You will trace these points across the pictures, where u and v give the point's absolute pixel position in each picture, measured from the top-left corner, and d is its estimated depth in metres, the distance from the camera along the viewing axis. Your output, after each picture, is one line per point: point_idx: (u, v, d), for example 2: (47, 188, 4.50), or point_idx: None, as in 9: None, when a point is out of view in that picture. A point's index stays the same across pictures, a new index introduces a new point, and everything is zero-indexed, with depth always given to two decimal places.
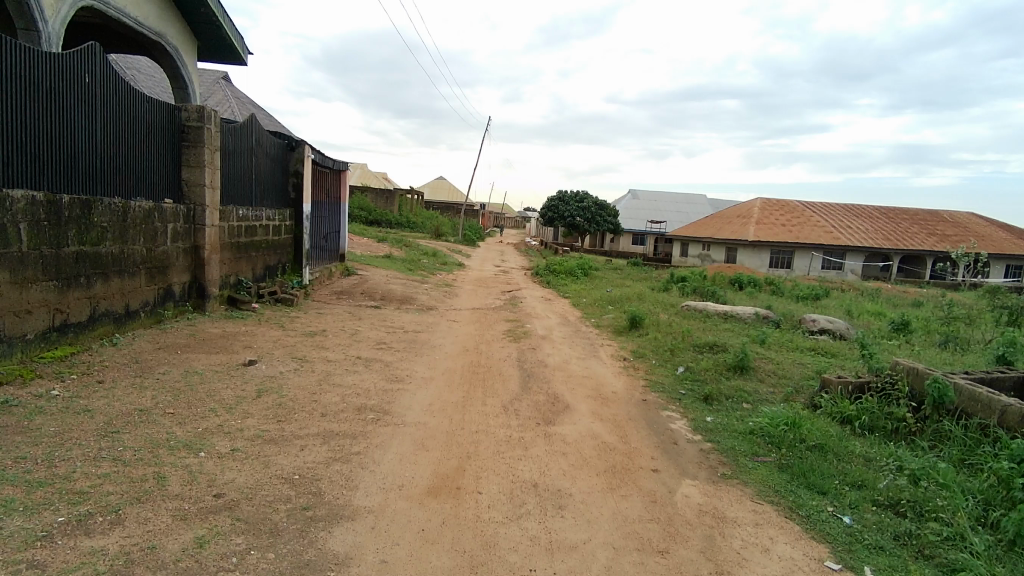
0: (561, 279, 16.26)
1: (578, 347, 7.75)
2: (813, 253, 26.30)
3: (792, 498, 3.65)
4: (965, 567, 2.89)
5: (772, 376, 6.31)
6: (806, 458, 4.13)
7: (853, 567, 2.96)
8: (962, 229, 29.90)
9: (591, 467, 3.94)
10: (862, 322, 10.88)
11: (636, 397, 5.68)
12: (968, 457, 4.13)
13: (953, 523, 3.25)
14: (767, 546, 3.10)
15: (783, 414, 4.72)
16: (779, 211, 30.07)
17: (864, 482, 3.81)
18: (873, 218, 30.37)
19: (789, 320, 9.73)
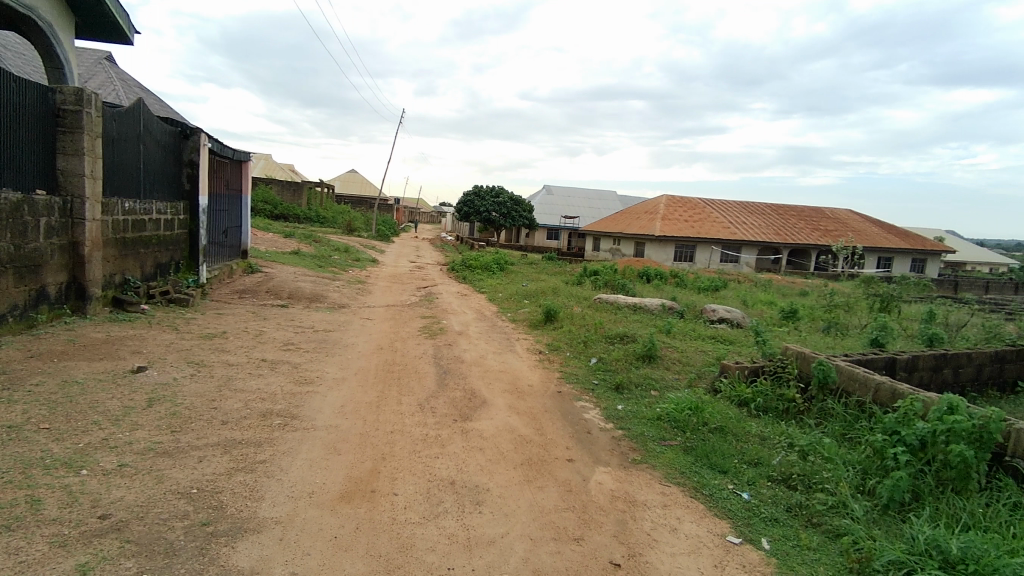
0: (478, 274, 16.28)
1: (494, 341, 7.80)
2: (713, 247, 28.05)
3: (696, 478, 3.86)
4: (847, 532, 3.18)
5: (676, 364, 6.65)
6: (708, 440, 4.38)
7: (751, 539, 3.18)
8: (840, 224, 32.89)
9: (508, 461, 3.97)
10: (756, 311, 11.74)
11: (551, 390, 5.78)
12: (848, 432, 4.56)
13: (837, 492, 3.56)
14: (674, 526, 3.26)
15: (687, 399, 4.97)
16: (682, 207, 31.76)
17: (760, 460, 4.10)
18: (765, 214, 32.73)
19: (692, 311, 10.30)
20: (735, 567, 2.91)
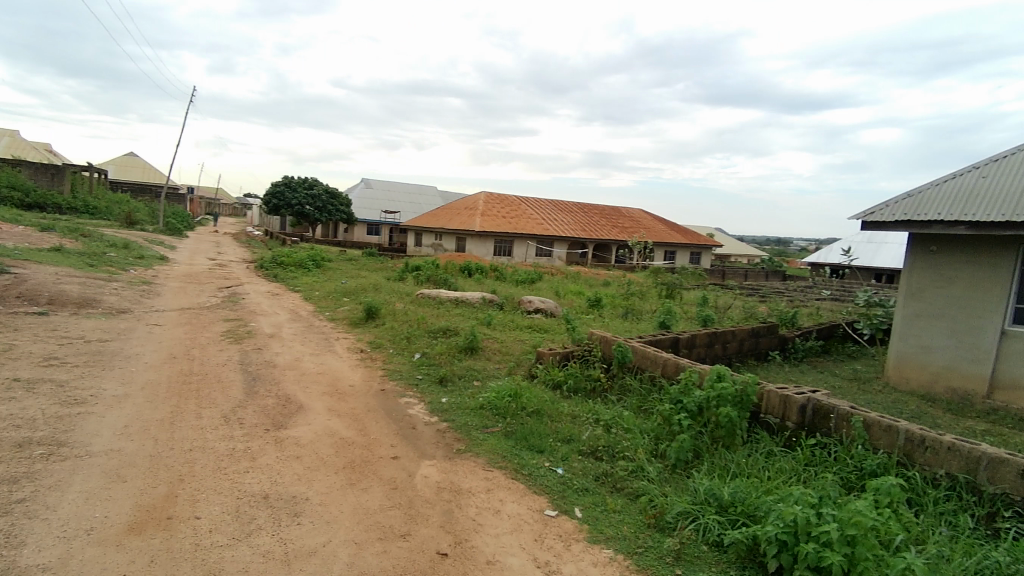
0: (291, 272, 15.22)
1: (311, 342, 7.37)
2: (528, 243, 29.67)
3: (516, 460, 4.07)
4: (644, 492, 3.61)
5: (497, 354, 6.93)
6: (526, 423, 4.65)
7: (566, 510, 3.45)
8: (635, 222, 37.02)
9: (329, 466, 3.79)
10: (567, 301, 12.71)
11: (373, 388, 5.63)
12: (643, 404, 5.17)
13: (635, 458, 4.02)
14: (498, 508, 3.41)
15: (507, 386, 5.21)
16: (499, 204, 33.08)
17: (572, 437, 4.45)
18: (573, 211, 35.52)
19: (511, 303, 10.80)
20: (553, 538, 3.14)
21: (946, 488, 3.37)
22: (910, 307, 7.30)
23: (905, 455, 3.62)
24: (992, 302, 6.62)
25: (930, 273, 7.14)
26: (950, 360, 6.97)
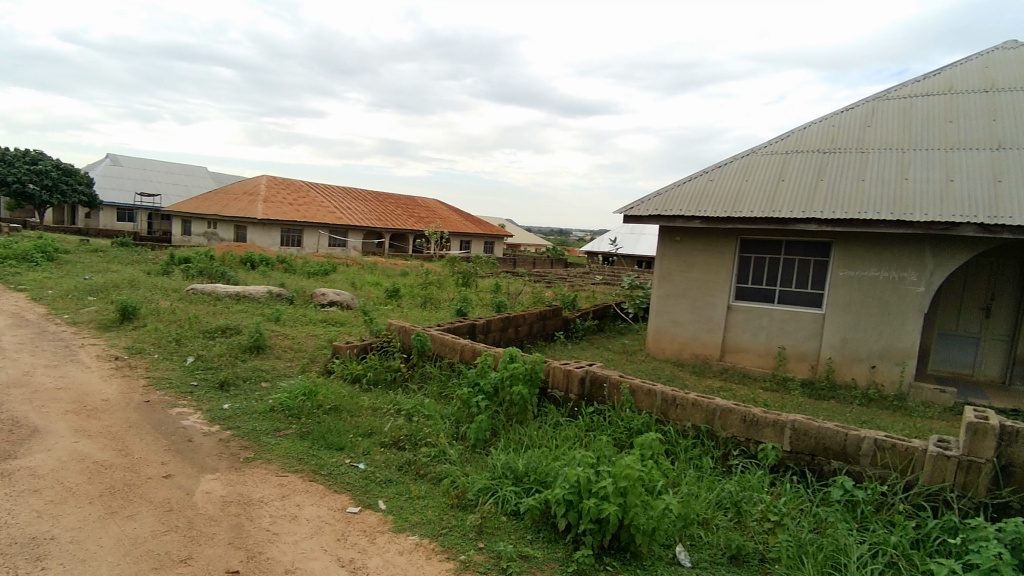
0: (9, 267, 12.26)
1: (43, 352, 6.05)
2: (320, 232, 28.11)
3: (314, 461, 3.87)
4: (447, 474, 3.71)
5: (287, 351, 6.47)
6: (323, 422, 4.44)
7: (369, 504, 3.39)
8: (430, 212, 37.44)
9: (79, 497, 3.18)
10: (363, 292, 12.39)
11: (135, 400, 4.85)
12: (443, 390, 5.28)
13: (437, 443, 4.11)
14: (295, 514, 3.21)
15: (300, 385, 4.91)
16: (285, 190, 30.75)
17: (373, 430, 4.38)
18: (367, 200, 34.59)
19: (301, 296, 10.15)
20: (357, 535, 3.06)
21: (693, 437, 4.07)
22: (663, 289, 8.57)
23: (662, 413, 4.28)
24: (720, 282, 8.15)
25: (676, 259, 8.45)
26: (693, 331, 8.38)
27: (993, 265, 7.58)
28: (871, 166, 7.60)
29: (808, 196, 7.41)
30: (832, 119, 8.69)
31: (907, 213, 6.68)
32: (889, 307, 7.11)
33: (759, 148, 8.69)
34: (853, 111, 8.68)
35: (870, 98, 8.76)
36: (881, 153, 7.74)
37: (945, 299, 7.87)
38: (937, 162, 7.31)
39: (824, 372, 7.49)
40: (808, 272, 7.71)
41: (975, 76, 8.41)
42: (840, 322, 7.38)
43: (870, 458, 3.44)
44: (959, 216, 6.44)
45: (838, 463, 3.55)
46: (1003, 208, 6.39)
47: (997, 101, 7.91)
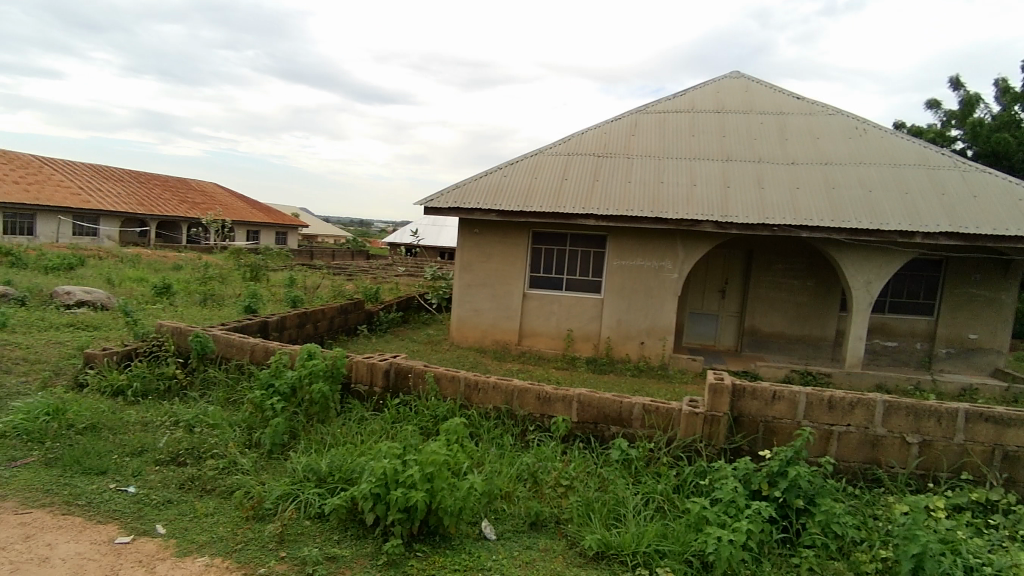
0: None
1: None
2: (59, 219, 23.24)
3: (67, 491, 3.25)
4: (240, 485, 3.40)
5: (19, 365, 5.28)
6: (77, 444, 3.74)
7: (146, 530, 2.96)
8: (209, 198, 33.41)
9: None
10: (124, 289, 10.61)
11: None
12: (231, 394, 4.80)
13: (227, 454, 3.74)
14: (46, 556, 2.67)
15: (41, 404, 4.06)
16: (7, 165, 24.79)
17: (144, 447, 3.81)
18: (125, 182, 29.55)
19: (36, 296, 8.33)
20: (131, 567, 2.66)
21: (494, 418, 4.31)
22: (463, 279, 8.83)
23: (465, 398, 4.46)
24: (515, 272, 8.69)
25: (475, 251, 8.77)
26: (492, 319, 8.81)
27: (724, 255, 9.31)
28: (635, 170, 8.76)
29: (586, 194, 8.27)
30: (604, 126, 9.80)
31: (663, 212, 7.86)
32: (653, 291, 8.30)
33: (545, 148, 9.44)
34: (620, 121, 9.91)
35: (633, 110, 10.08)
36: (642, 159, 8.97)
37: (693, 283, 9.44)
38: (683, 170, 8.72)
39: (604, 349, 8.46)
40: (589, 262, 8.63)
41: (709, 99, 10.20)
42: (616, 305, 8.40)
43: (640, 420, 3.99)
44: (699, 215, 7.77)
45: (617, 428, 4.05)
46: (729, 209, 7.88)
47: (724, 121, 9.70)
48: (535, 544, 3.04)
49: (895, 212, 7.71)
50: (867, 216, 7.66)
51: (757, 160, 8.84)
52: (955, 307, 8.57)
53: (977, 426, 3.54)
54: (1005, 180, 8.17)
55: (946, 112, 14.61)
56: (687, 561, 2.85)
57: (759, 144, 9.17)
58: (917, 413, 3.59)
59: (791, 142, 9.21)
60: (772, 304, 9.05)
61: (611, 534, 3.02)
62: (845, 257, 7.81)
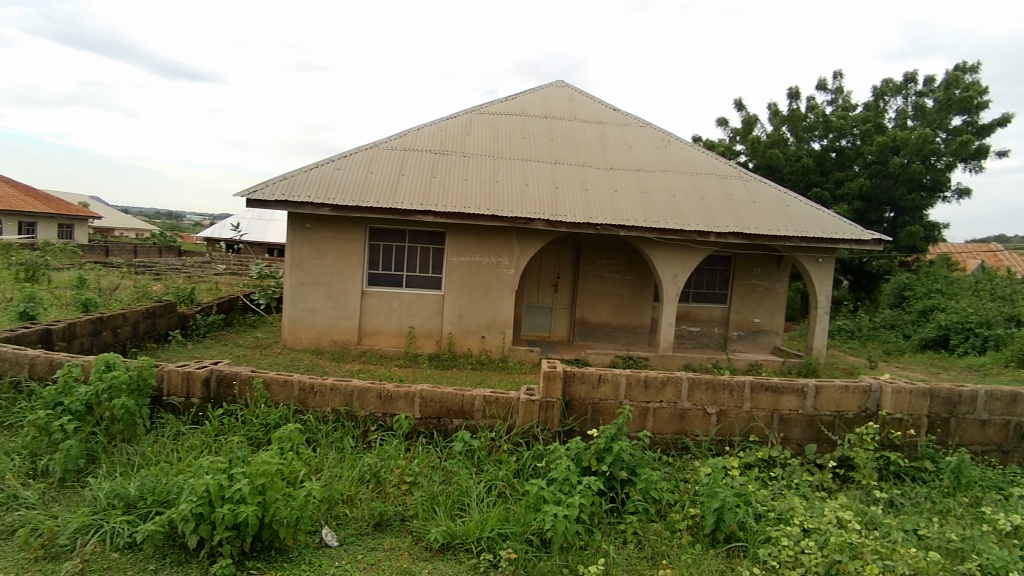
0: None
1: None
2: None
3: None
4: (25, 523, 2.88)
5: None
6: None
7: None
8: None
9: None
10: None
11: None
12: (6, 418, 4.01)
13: (4, 489, 3.14)
14: None
15: None
16: None
17: None
18: None
19: None
20: None
21: (333, 421, 4.15)
22: (295, 277, 8.31)
23: (300, 403, 4.22)
24: (352, 269, 8.41)
25: (306, 247, 8.30)
26: (329, 319, 8.42)
27: (556, 251, 9.93)
28: (471, 168, 8.96)
29: (423, 190, 8.27)
30: (440, 123, 9.87)
31: (498, 210, 8.14)
32: (491, 287, 8.57)
33: (380, 142, 9.24)
34: (455, 119, 10.04)
35: (468, 109, 10.28)
36: (477, 158, 9.20)
37: (529, 278, 9.93)
38: (516, 169, 9.12)
39: (447, 345, 8.55)
40: (429, 258, 8.64)
41: (538, 104, 10.77)
42: (457, 301, 8.53)
43: (482, 411, 4.12)
44: (532, 214, 8.19)
45: (460, 421, 4.13)
46: (558, 209, 8.42)
47: (552, 126, 10.33)
48: (379, 545, 3.00)
49: (694, 214, 8.85)
50: (673, 217, 8.68)
51: (582, 164, 9.56)
52: (743, 296, 10.08)
53: (760, 395, 4.19)
54: (774, 189, 9.80)
55: (733, 129, 17.07)
56: (528, 540, 3.02)
57: (583, 149, 9.93)
58: (714, 386, 4.17)
59: (610, 149, 10.10)
60: (599, 296, 9.85)
61: (456, 524, 3.09)
62: (657, 253, 8.77)
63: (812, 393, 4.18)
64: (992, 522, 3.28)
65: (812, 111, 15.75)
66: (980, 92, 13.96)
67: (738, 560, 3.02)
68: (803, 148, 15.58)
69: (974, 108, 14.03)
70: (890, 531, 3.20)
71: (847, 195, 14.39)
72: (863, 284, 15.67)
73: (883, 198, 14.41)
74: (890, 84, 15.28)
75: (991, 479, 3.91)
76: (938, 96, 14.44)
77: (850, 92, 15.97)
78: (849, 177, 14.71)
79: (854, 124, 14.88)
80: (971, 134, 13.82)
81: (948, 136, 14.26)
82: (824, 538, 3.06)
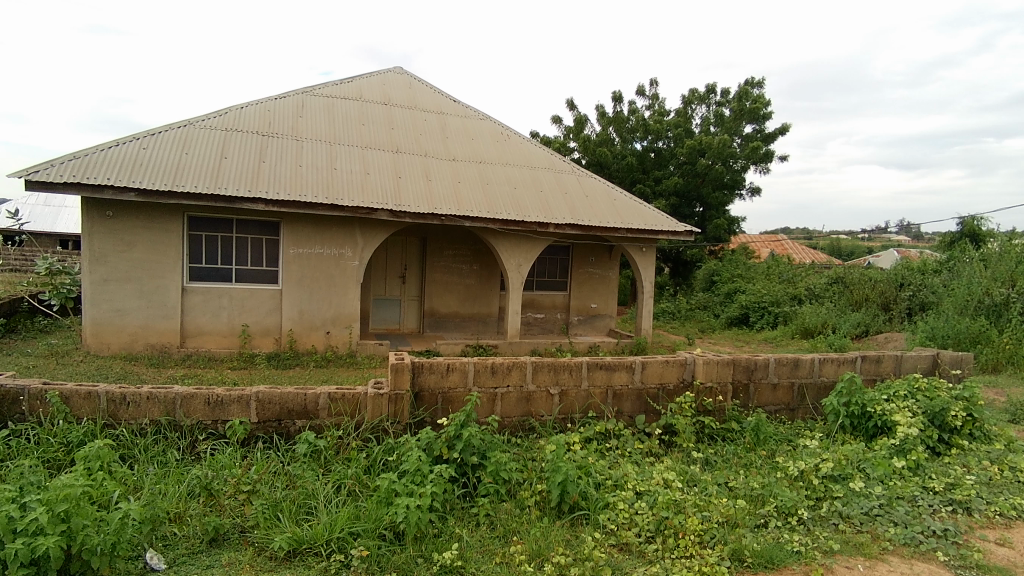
0: None
1: None
2: None
3: None
4: None
5: None
6: None
7: None
8: None
9: None
10: None
11: None
12: None
13: None
14: None
15: None
16: None
17: None
18: None
19: None
20: None
21: (152, 433, 3.70)
22: (97, 273, 7.22)
23: (110, 416, 3.70)
24: (171, 263, 7.52)
25: (111, 238, 7.25)
26: (144, 319, 7.46)
27: (402, 242, 9.78)
28: (305, 154, 8.46)
29: (252, 177, 7.64)
30: (268, 103, 9.17)
31: (338, 199, 7.80)
32: (335, 280, 8.20)
33: (197, 121, 8.34)
34: (285, 100, 9.40)
35: (299, 91, 9.67)
36: (312, 143, 8.71)
37: (375, 270, 9.68)
38: (355, 157, 8.81)
39: (287, 343, 8.03)
40: (263, 250, 8.02)
41: (376, 90, 10.47)
42: (296, 296, 8.03)
43: (327, 409, 3.94)
44: (374, 204, 7.97)
45: (303, 421, 3.92)
46: (402, 199, 8.30)
47: (391, 114, 10.11)
48: (216, 562, 2.76)
49: (533, 206, 9.27)
50: (514, 209, 9.01)
51: (423, 154, 9.51)
52: (581, 283, 10.80)
53: (596, 373, 4.54)
54: (603, 184, 10.61)
55: (567, 127, 18.08)
56: (381, 535, 2.97)
57: (423, 138, 9.88)
58: (555, 368, 4.43)
59: (451, 139, 10.17)
60: (447, 287, 9.90)
61: (303, 529, 2.94)
62: (501, 244, 9.04)
63: (639, 368, 4.63)
64: (782, 469, 3.91)
65: (633, 114, 17.23)
66: (764, 105, 16.35)
67: (581, 527, 3.26)
68: (627, 148, 17.02)
69: (760, 118, 16.40)
70: (706, 485, 3.67)
71: (665, 191, 16.04)
72: (681, 271, 17.64)
73: (694, 195, 16.30)
74: (696, 93, 17.27)
75: (782, 433, 4.65)
76: (734, 106, 16.64)
77: (664, 98, 17.75)
78: (666, 175, 16.40)
79: (668, 128, 16.53)
80: (759, 140, 16.15)
81: (742, 141, 16.52)
82: (653, 498, 3.43)
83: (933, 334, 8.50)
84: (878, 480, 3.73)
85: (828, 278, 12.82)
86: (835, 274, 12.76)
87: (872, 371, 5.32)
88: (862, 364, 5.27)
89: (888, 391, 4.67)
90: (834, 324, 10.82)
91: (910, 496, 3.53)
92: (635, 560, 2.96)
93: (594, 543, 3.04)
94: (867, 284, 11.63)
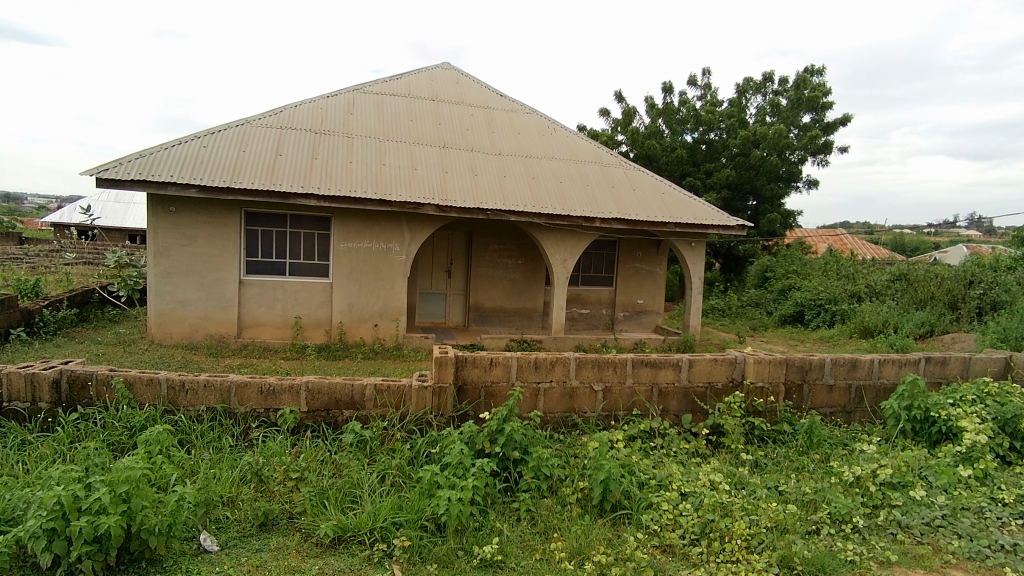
0: None
1: None
2: None
3: None
4: None
5: None
6: None
7: None
8: None
9: None
10: None
11: None
12: None
13: None
14: None
15: None
16: None
17: None
18: None
19: None
20: None
21: (208, 420, 3.86)
22: (160, 266, 7.59)
23: (169, 403, 3.88)
24: (228, 257, 7.83)
25: (173, 232, 7.59)
26: (203, 310, 7.80)
27: (448, 237, 9.87)
28: (355, 150, 8.63)
29: (304, 173, 7.85)
30: (320, 101, 9.41)
31: (385, 194, 7.93)
32: (382, 274, 8.35)
33: (253, 118, 8.64)
34: (336, 97, 9.61)
35: (350, 88, 9.88)
36: (361, 139, 8.89)
37: (421, 265, 9.81)
38: (403, 153, 8.93)
39: (337, 335, 8.25)
40: (314, 245, 8.24)
41: (424, 86, 10.58)
42: (345, 289, 8.23)
43: (373, 401, 4.02)
44: (421, 198, 8.06)
45: (350, 412, 4.01)
46: (447, 193, 8.37)
47: (439, 109, 10.21)
48: (265, 546, 2.85)
49: (579, 201, 9.18)
50: (560, 204, 8.95)
51: (470, 149, 9.56)
52: (627, 278, 10.64)
53: (641, 370, 4.45)
54: (651, 177, 10.40)
55: (614, 119, 17.82)
56: (423, 526, 3.00)
57: (470, 133, 9.93)
58: (599, 365, 4.38)
59: (497, 134, 10.18)
60: (492, 282, 9.94)
61: (347, 518, 3.01)
62: (546, 239, 8.99)
63: (686, 366, 4.51)
64: (838, 474, 3.74)
65: (684, 105, 16.83)
66: (824, 94, 15.66)
67: (623, 527, 3.21)
68: (677, 140, 16.66)
69: (819, 108, 15.72)
70: (754, 488, 3.54)
71: (716, 184, 15.63)
72: (732, 266, 17.15)
73: (747, 188, 15.80)
74: (751, 82, 16.70)
75: (837, 436, 4.46)
76: (791, 95, 15.99)
77: (717, 89, 17.25)
78: (718, 167, 15.96)
79: (721, 119, 16.05)
80: (817, 130, 15.47)
81: (799, 132, 15.86)
82: (698, 500, 3.34)
83: (1005, 335, 7.97)
84: (942, 489, 3.52)
85: (890, 274, 12.18)
86: (898, 270, 12.12)
87: (937, 373, 5.01)
88: (926, 365, 4.98)
89: (955, 396, 4.40)
90: (895, 323, 10.28)
91: (977, 507, 3.32)
92: (678, 563, 2.90)
93: (636, 544, 2.99)
94: (933, 282, 11.01)
